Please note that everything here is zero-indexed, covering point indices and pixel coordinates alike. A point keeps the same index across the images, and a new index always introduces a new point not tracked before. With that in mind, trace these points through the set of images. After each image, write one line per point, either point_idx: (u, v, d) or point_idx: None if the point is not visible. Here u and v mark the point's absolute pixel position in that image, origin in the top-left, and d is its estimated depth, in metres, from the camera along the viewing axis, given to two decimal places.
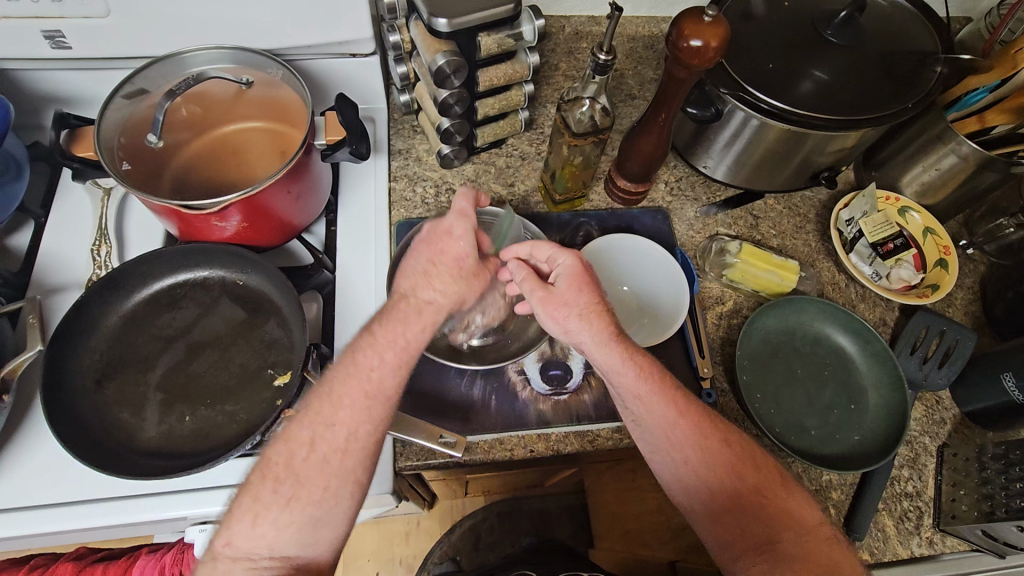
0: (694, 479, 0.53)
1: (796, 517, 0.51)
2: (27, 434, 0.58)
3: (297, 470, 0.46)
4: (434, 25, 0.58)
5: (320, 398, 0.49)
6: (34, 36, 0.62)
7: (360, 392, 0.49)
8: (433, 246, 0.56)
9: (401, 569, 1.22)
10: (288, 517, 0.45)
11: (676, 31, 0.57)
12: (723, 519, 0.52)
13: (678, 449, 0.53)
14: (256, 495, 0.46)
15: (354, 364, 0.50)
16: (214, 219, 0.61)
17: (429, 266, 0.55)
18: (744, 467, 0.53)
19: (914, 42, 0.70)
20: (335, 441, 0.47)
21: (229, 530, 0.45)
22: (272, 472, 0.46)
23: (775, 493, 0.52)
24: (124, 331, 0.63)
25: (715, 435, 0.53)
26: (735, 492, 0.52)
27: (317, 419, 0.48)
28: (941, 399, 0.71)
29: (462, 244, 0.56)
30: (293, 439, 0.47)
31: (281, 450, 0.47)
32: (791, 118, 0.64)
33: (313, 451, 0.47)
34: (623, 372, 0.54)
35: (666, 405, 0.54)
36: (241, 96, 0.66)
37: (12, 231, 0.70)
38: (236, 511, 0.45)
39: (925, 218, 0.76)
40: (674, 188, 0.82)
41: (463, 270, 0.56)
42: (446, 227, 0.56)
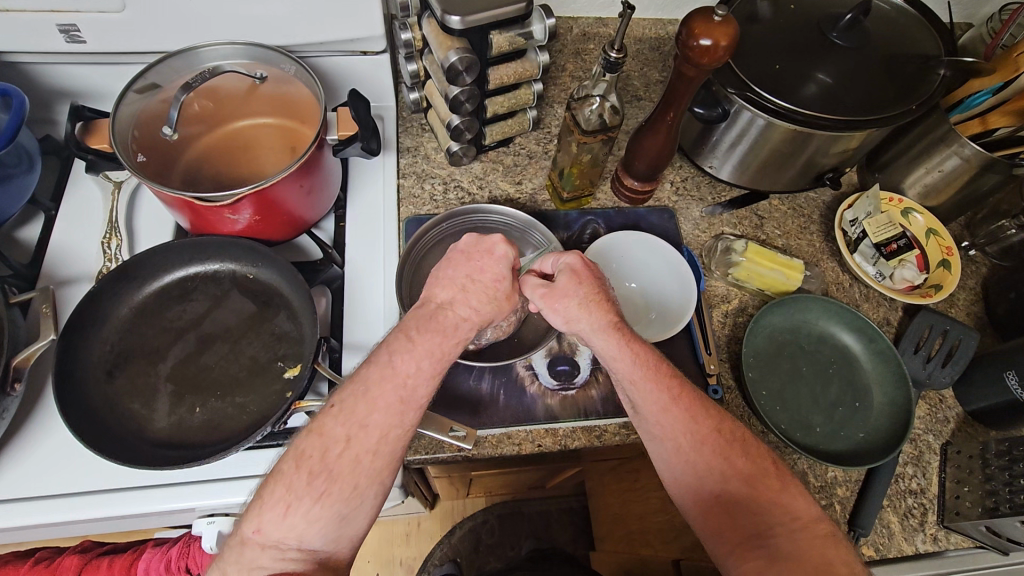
0: (685, 469, 0.51)
1: (790, 509, 0.49)
2: (38, 424, 0.58)
3: (331, 466, 0.44)
4: (447, 22, 0.59)
5: (354, 396, 0.46)
6: (49, 30, 0.63)
7: (395, 397, 0.47)
8: (473, 261, 0.55)
9: (401, 570, 1.19)
10: (317, 512, 0.43)
11: (687, 31, 0.58)
12: (714, 511, 0.50)
13: (670, 436, 0.51)
14: (289, 487, 0.43)
15: (390, 369, 0.47)
16: (227, 212, 0.62)
17: (468, 280, 0.53)
18: (735, 455, 0.51)
19: (918, 45, 0.71)
20: (368, 441, 0.45)
21: (258, 517, 0.43)
22: (306, 464, 0.44)
23: (767, 484, 0.50)
24: (135, 323, 0.63)
25: (708, 423, 0.52)
26: (726, 482, 0.50)
27: (351, 418, 0.46)
28: (944, 397, 0.71)
29: (502, 266, 0.55)
30: (327, 434, 0.45)
31: (315, 443, 0.45)
32: (798, 117, 0.65)
33: (347, 449, 0.45)
34: (618, 358, 0.53)
35: (659, 389, 0.52)
36: (254, 92, 0.67)
37: (23, 224, 0.70)
38: (269, 498, 0.43)
39: (928, 219, 0.77)
40: (679, 188, 0.82)
41: (499, 292, 0.54)
42: (487, 246, 0.55)
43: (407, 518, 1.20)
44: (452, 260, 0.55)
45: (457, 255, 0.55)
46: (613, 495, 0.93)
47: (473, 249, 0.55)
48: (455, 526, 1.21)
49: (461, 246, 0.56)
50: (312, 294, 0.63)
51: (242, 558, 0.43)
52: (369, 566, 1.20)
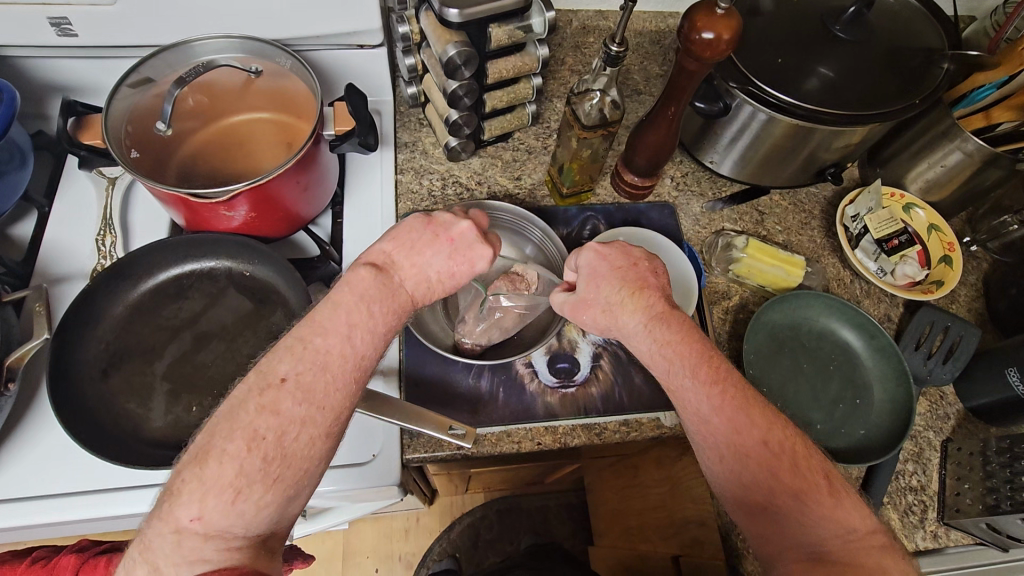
0: (728, 477, 0.48)
1: (845, 522, 0.45)
2: (34, 424, 0.57)
3: (286, 448, 0.42)
4: (445, 15, 0.58)
5: (312, 373, 0.44)
6: (40, 23, 0.62)
7: (349, 375, 0.46)
8: (454, 257, 0.53)
9: (400, 566, 1.20)
10: (268, 497, 0.40)
11: (688, 23, 0.57)
12: (759, 523, 0.47)
13: (709, 444, 0.49)
14: (240, 470, 0.40)
15: (348, 343, 0.47)
16: (222, 209, 0.61)
17: (434, 280, 0.53)
18: (783, 467, 0.47)
19: (921, 39, 0.70)
20: (324, 422, 0.44)
21: (201, 504, 0.39)
22: (259, 447, 0.41)
23: (819, 497, 0.46)
24: (130, 321, 0.62)
25: (753, 432, 0.48)
26: (772, 493, 0.46)
27: (310, 397, 0.44)
28: (944, 394, 0.71)
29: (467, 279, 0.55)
30: (284, 413, 0.42)
31: (271, 424, 0.42)
32: (801, 112, 0.64)
33: (303, 431, 0.43)
34: (652, 365, 0.53)
35: (699, 395, 0.50)
36: (249, 86, 0.66)
37: (16, 221, 0.70)
38: (212, 484, 0.39)
39: (930, 214, 0.77)
40: (680, 183, 0.82)
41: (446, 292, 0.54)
42: (475, 252, 0.54)
43: (406, 514, 1.20)
44: (435, 242, 0.53)
45: (445, 240, 0.54)
46: (612, 490, 0.93)
47: (460, 245, 0.54)
48: (453, 521, 1.21)
49: (453, 234, 0.54)
50: (309, 293, 0.62)
51: (177, 550, 0.38)
52: (368, 562, 1.19)
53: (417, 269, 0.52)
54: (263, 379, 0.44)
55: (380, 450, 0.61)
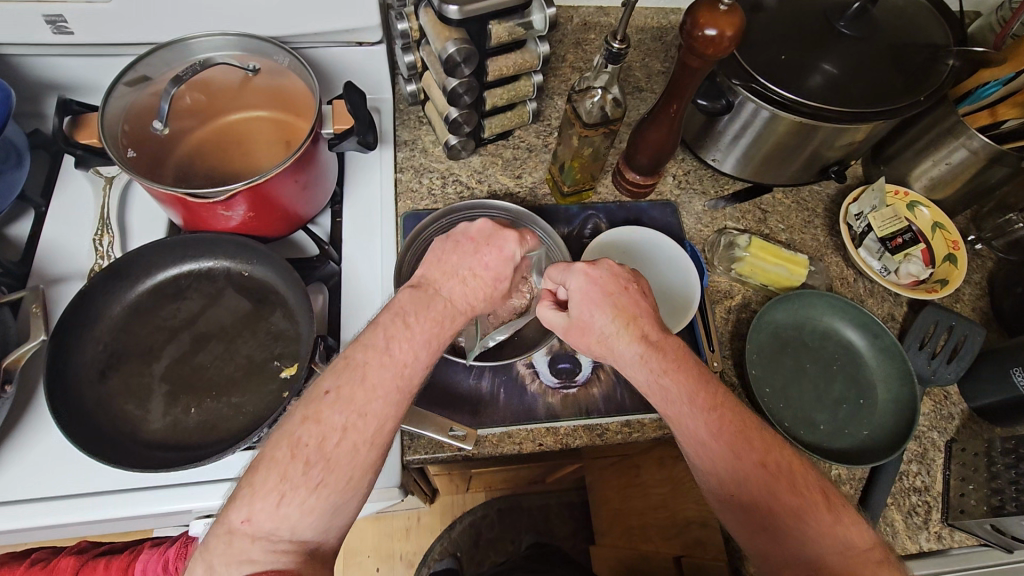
0: (725, 501, 0.48)
1: (844, 537, 0.46)
2: (32, 426, 0.57)
3: (329, 454, 0.42)
4: (445, 12, 0.57)
5: (351, 384, 0.44)
6: (35, 21, 0.61)
7: (394, 384, 0.45)
8: (482, 254, 0.53)
9: (401, 566, 1.18)
10: (314, 503, 0.41)
11: (691, 20, 0.56)
12: (762, 545, 0.47)
13: (707, 469, 0.48)
14: (284, 475, 0.41)
15: (389, 351, 0.46)
16: (220, 209, 0.60)
17: (469, 277, 0.52)
18: (781, 488, 0.47)
19: (926, 35, 0.69)
20: (368, 429, 0.44)
21: (250, 506, 0.40)
22: (302, 453, 0.42)
23: (818, 517, 0.46)
24: (128, 322, 0.62)
25: (751, 456, 0.47)
26: (771, 516, 0.46)
27: (352, 404, 0.44)
28: (948, 394, 0.71)
29: (506, 268, 0.53)
30: (325, 421, 0.43)
31: (313, 431, 0.42)
32: (805, 110, 0.64)
33: (345, 438, 0.43)
34: (649, 394, 0.51)
35: (696, 420, 0.49)
36: (246, 84, 0.65)
37: (13, 221, 0.69)
38: (261, 488, 0.40)
39: (934, 213, 0.76)
40: (682, 181, 0.81)
41: (495, 294, 0.53)
42: (501, 242, 0.53)
43: (407, 513, 1.20)
44: (459, 246, 0.53)
45: (467, 242, 0.53)
46: (613, 490, 0.93)
47: (481, 242, 0.53)
48: (455, 520, 1.21)
49: (472, 234, 0.53)
50: (308, 293, 0.61)
51: (230, 550, 0.40)
52: (369, 561, 1.19)
53: (453, 276, 0.52)
54: (313, 391, 0.45)
55: None
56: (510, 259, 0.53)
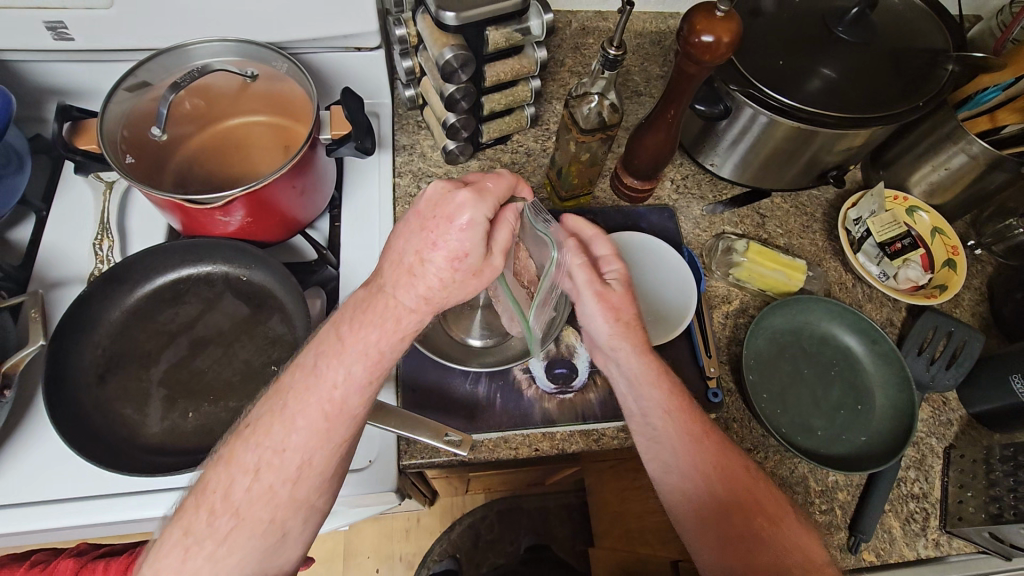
0: (710, 497, 0.54)
1: (806, 550, 0.53)
2: (31, 428, 0.57)
3: (236, 502, 0.43)
4: (442, 18, 0.58)
5: (270, 416, 0.44)
6: (36, 27, 0.62)
7: (318, 412, 0.44)
8: (426, 229, 0.43)
9: (400, 567, 1.20)
10: (224, 551, 0.42)
11: (688, 27, 0.56)
12: (734, 542, 0.53)
13: (697, 464, 0.55)
14: (188, 527, 0.42)
15: (314, 377, 0.45)
16: (218, 214, 0.61)
17: (416, 263, 0.43)
18: (760, 492, 0.55)
19: (925, 40, 0.69)
20: (285, 468, 0.43)
21: (156, 565, 0.42)
22: (208, 502, 0.43)
23: (789, 523, 0.54)
24: (126, 327, 0.62)
25: (737, 461, 0.56)
26: (748, 514, 0.54)
27: (264, 443, 0.44)
28: (947, 399, 0.70)
29: (462, 241, 0.42)
30: (236, 463, 0.43)
31: (221, 476, 0.43)
32: (801, 115, 0.64)
33: (257, 481, 0.43)
34: (655, 386, 0.57)
35: (685, 428, 0.56)
36: (245, 90, 0.66)
37: (13, 225, 0.69)
38: (166, 544, 0.42)
39: (934, 217, 0.76)
40: (680, 186, 0.81)
41: (457, 276, 0.43)
42: (448, 211, 0.42)
43: (406, 514, 1.20)
44: (407, 224, 0.44)
45: (414, 216, 0.44)
46: (612, 494, 0.93)
47: (432, 215, 0.43)
48: (454, 522, 1.21)
49: (418, 205, 0.44)
50: (306, 297, 0.62)
51: None
52: (369, 562, 1.20)
53: (402, 265, 0.44)
54: (237, 430, 0.46)
55: (377, 456, 0.60)
56: (464, 227, 0.42)
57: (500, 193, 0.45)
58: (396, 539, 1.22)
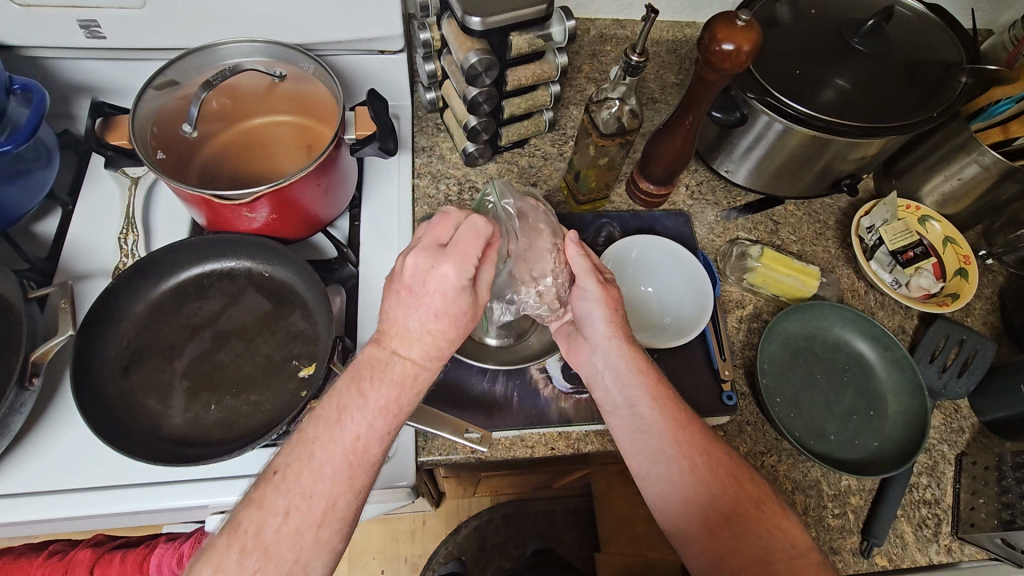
0: (698, 490, 0.53)
1: (790, 535, 0.52)
2: (56, 417, 0.58)
3: (266, 542, 0.40)
4: (468, 22, 0.59)
5: (298, 464, 0.42)
6: (70, 26, 0.64)
7: (342, 460, 0.43)
8: (421, 302, 0.46)
9: (406, 568, 1.20)
10: None
11: (709, 35, 0.57)
12: (720, 534, 0.52)
13: (686, 454, 0.54)
14: (217, 567, 0.39)
15: (337, 421, 0.44)
16: (244, 210, 0.62)
17: (424, 333, 0.47)
18: (743, 481, 0.54)
19: (939, 52, 0.70)
20: (312, 511, 0.42)
21: None
22: (239, 541, 0.40)
23: (773, 511, 0.53)
24: (151, 319, 0.63)
25: (722, 450, 0.55)
26: (736, 505, 0.53)
27: (294, 488, 0.42)
28: (959, 407, 0.71)
29: (456, 300, 0.47)
30: (267, 506, 0.41)
31: (252, 517, 0.41)
32: (817, 123, 0.65)
33: (286, 522, 0.41)
34: (643, 376, 0.57)
35: (669, 415, 0.56)
36: (273, 89, 0.67)
37: (40, 218, 0.71)
38: None
39: (946, 227, 0.77)
40: (694, 192, 0.82)
41: (458, 325, 0.48)
42: (432, 285, 0.46)
43: (411, 515, 1.20)
44: (399, 299, 0.47)
45: (404, 292, 0.47)
46: (620, 497, 0.93)
47: (419, 286, 0.47)
48: (460, 524, 1.21)
49: (405, 276, 0.47)
50: (328, 294, 0.63)
51: None
52: (374, 563, 1.20)
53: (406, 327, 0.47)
54: (263, 472, 0.44)
55: (394, 451, 0.61)
56: (453, 292, 0.46)
57: (475, 256, 0.48)
58: (402, 541, 1.22)
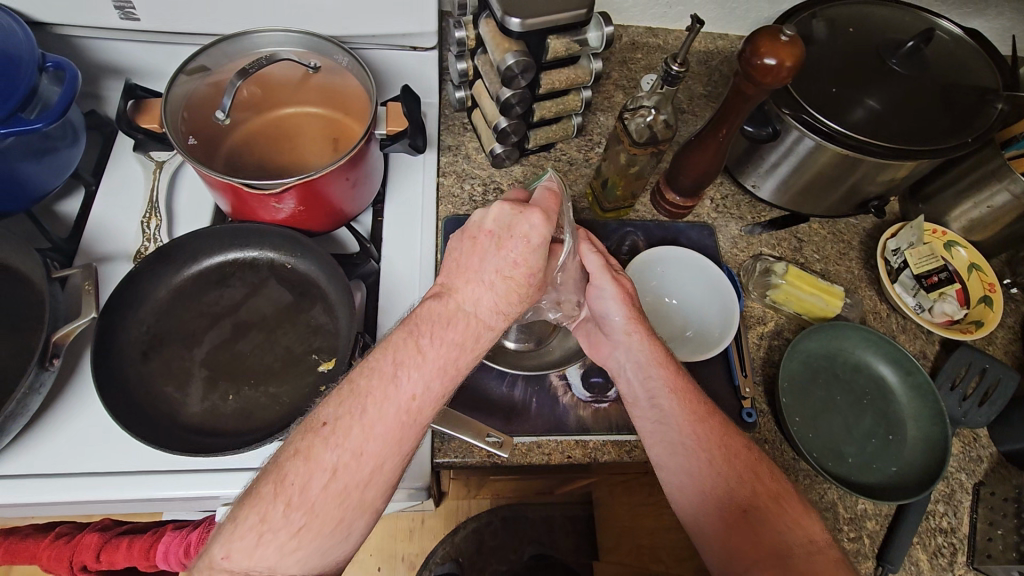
0: (716, 480, 0.54)
1: (809, 531, 0.52)
2: (73, 398, 0.58)
3: (312, 499, 0.41)
4: (507, 23, 0.59)
5: (350, 417, 0.42)
6: (105, 6, 0.64)
7: (394, 420, 0.43)
8: (502, 248, 0.47)
9: (402, 567, 1.18)
10: (295, 545, 0.41)
11: (750, 47, 0.57)
12: (738, 525, 0.52)
13: (707, 447, 0.54)
14: (264, 515, 0.41)
15: (392, 385, 0.43)
16: (272, 201, 0.61)
17: (497, 280, 0.46)
18: (762, 473, 0.54)
19: (975, 77, 0.70)
20: (360, 473, 0.42)
21: (229, 543, 0.41)
22: (286, 494, 0.41)
23: (790, 503, 0.54)
24: (172, 305, 0.63)
25: (740, 442, 0.56)
26: (753, 497, 0.53)
27: (343, 444, 0.42)
28: (978, 436, 0.70)
29: (535, 257, 0.47)
30: (316, 460, 0.42)
31: (300, 471, 0.41)
32: (850, 142, 0.64)
33: (333, 479, 0.42)
34: (662, 365, 0.57)
35: (689, 407, 0.56)
36: (305, 81, 0.66)
37: (63, 197, 0.71)
38: (240, 526, 0.41)
39: (972, 254, 0.76)
40: (719, 206, 0.81)
41: (531, 285, 0.48)
42: (523, 230, 0.46)
43: (410, 514, 1.19)
44: (477, 244, 0.47)
45: (484, 235, 0.47)
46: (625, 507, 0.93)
47: (504, 234, 0.47)
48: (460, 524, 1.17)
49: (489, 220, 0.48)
50: (349, 287, 0.62)
51: None
52: (371, 560, 1.18)
53: (487, 274, 0.46)
54: (308, 421, 0.43)
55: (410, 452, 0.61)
56: (535, 249, 0.47)
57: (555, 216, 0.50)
58: (400, 539, 1.20)
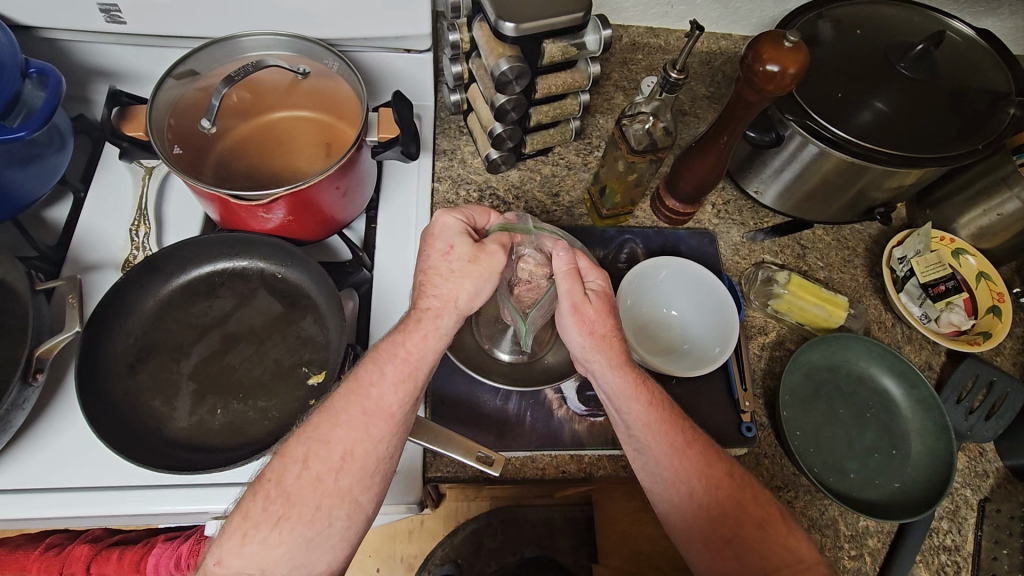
0: (697, 510, 0.53)
1: (797, 552, 0.52)
2: (58, 412, 0.57)
3: (288, 489, 0.46)
4: (501, 28, 0.57)
5: (321, 415, 0.48)
6: (90, 9, 0.62)
7: (358, 407, 0.48)
8: (423, 250, 0.52)
9: (400, 569, 1.10)
10: (276, 538, 0.45)
11: (753, 54, 0.55)
12: (721, 552, 0.52)
13: (685, 479, 0.53)
14: (247, 513, 0.46)
15: (355, 381, 0.49)
16: (260, 211, 0.60)
17: (424, 273, 0.51)
18: (746, 499, 0.53)
19: (987, 81, 0.67)
20: (329, 458, 0.47)
21: (220, 549, 0.45)
22: (264, 489, 0.46)
23: (775, 527, 0.53)
24: (160, 316, 0.62)
25: (721, 467, 0.54)
26: (736, 525, 0.52)
27: (313, 435, 0.47)
28: (984, 450, 0.68)
29: (447, 237, 0.51)
30: (290, 453, 0.47)
31: (275, 466, 0.47)
32: (856, 149, 0.62)
33: (305, 468, 0.46)
34: (634, 399, 0.52)
35: (667, 439, 0.53)
36: (295, 87, 0.65)
37: (51, 204, 0.70)
38: (228, 530, 0.46)
39: (981, 262, 0.74)
40: (721, 211, 0.80)
41: (456, 265, 0.50)
42: (430, 230, 0.53)
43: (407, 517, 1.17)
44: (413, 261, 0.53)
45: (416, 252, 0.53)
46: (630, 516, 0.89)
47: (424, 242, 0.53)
48: (457, 526, 1.11)
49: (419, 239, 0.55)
50: (339, 298, 0.61)
51: None
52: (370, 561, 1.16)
53: (424, 275, 0.51)
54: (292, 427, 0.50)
55: (401, 467, 0.60)
56: (443, 231, 0.52)
57: (471, 217, 0.54)
58: (399, 540, 1.13)
